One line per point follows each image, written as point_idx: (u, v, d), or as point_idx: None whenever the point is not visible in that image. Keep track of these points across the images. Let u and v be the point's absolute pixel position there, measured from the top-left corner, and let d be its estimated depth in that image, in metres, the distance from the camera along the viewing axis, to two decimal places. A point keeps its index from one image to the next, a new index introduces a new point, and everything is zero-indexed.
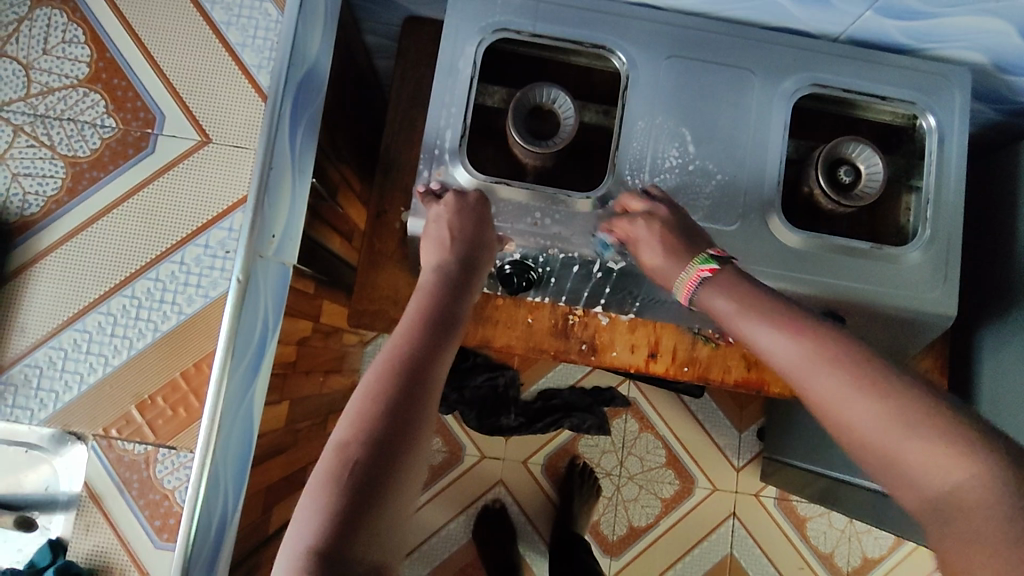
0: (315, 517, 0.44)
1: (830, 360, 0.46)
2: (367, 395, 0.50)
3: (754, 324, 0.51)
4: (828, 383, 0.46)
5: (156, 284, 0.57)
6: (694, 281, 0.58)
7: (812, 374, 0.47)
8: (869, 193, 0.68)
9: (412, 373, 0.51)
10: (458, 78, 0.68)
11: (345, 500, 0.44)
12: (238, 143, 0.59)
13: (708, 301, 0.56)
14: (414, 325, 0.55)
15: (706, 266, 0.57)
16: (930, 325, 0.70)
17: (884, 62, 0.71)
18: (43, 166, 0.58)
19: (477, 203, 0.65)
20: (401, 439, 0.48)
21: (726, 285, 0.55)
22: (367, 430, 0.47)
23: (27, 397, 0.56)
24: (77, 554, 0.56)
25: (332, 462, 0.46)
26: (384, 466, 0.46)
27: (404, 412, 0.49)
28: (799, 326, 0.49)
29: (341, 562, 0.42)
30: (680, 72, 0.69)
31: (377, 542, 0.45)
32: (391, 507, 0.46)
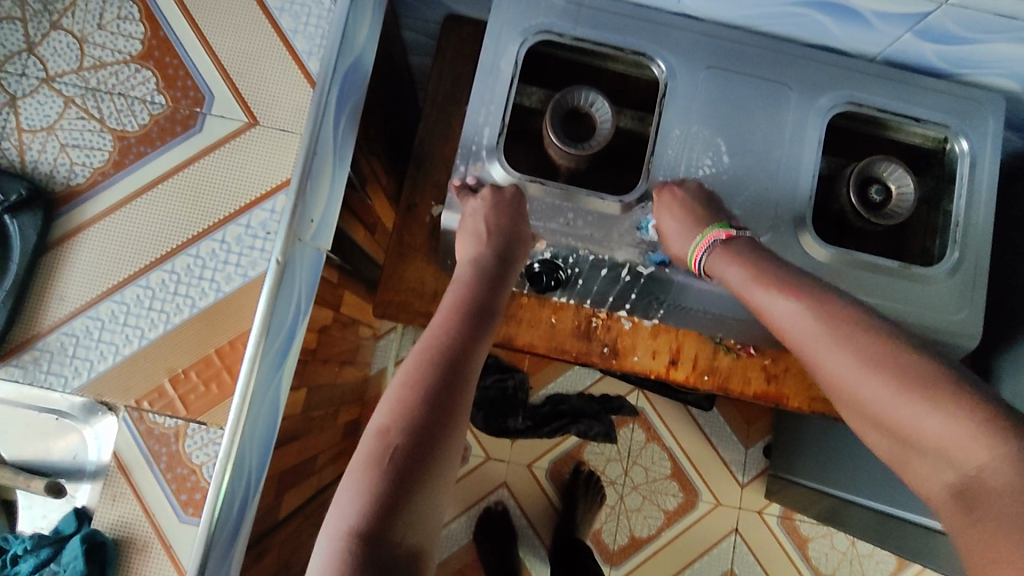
0: (358, 499, 0.45)
1: (842, 336, 0.52)
2: (407, 384, 0.51)
3: (763, 292, 0.57)
4: (841, 357, 0.52)
5: (195, 261, 0.58)
6: (706, 246, 0.63)
7: (825, 346, 0.53)
8: (900, 213, 0.68)
9: (449, 364, 0.53)
10: (499, 76, 0.69)
11: (388, 482, 0.46)
12: (285, 126, 0.60)
13: (721, 268, 0.62)
14: (450, 319, 0.57)
15: (723, 230, 0.63)
16: (953, 347, 0.70)
17: (920, 84, 0.72)
18: (92, 138, 0.59)
19: (515, 197, 0.66)
20: (441, 426, 0.49)
21: (737, 256, 0.61)
22: (408, 418, 0.49)
23: (62, 363, 0.56)
24: (102, 524, 0.56)
25: (374, 447, 0.48)
26: (424, 451, 0.48)
27: (444, 401, 0.51)
28: (808, 298, 0.55)
29: (385, 541, 0.44)
30: (719, 83, 0.70)
31: (417, 524, 0.46)
32: (431, 491, 0.47)
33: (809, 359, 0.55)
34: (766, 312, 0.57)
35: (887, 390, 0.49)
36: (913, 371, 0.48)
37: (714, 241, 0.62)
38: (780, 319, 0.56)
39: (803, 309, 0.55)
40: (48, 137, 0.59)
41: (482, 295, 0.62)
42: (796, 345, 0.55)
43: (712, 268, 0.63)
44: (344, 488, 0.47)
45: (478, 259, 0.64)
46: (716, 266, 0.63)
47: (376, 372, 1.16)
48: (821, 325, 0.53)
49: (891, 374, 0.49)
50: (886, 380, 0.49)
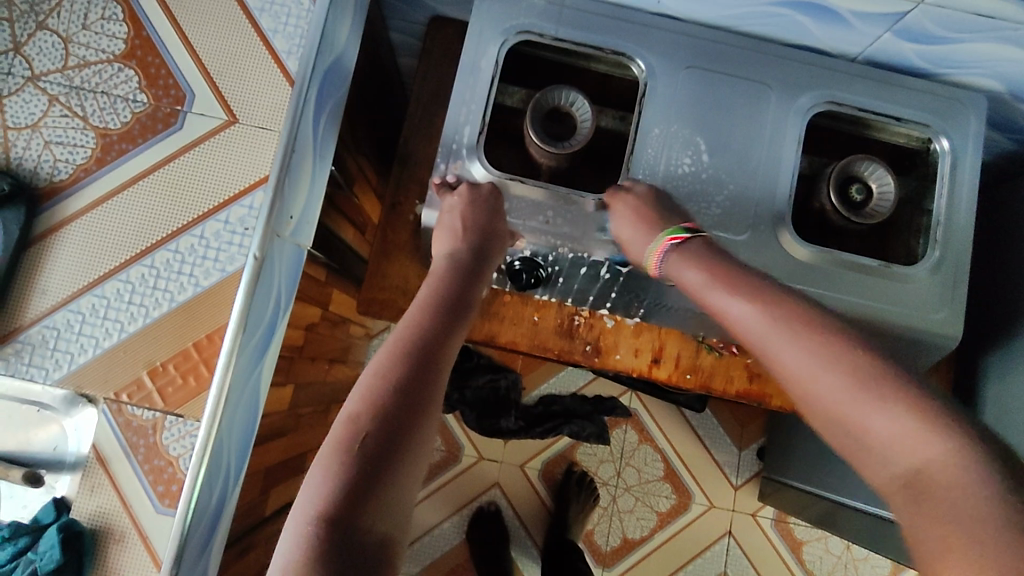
0: (325, 486, 0.46)
1: (796, 332, 0.53)
2: (379, 373, 0.52)
3: (721, 292, 0.58)
4: (795, 352, 0.52)
5: (174, 256, 0.59)
6: (662, 251, 0.62)
7: (778, 345, 0.53)
8: (880, 212, 0.69)
9: (422, 355, 0.54)
10: (480, 76, 0.70)
11: (356, 469, 0.46)
12: (264, 124, 0.61)
13: (679, 271, 0.62)
14: (425, 312, 0.58)
15: (677, 233, 0.62)
16: (935, 346, 0.70)
17: (900, 84, 0.72)
18: (75, 136, 0.60)
19: (489, 194, 0.67)
20: (411, 415, 0.50)
21: (695, 258, 0.61)
22: (378, 407, 0.49)
23: (43, 356, 0.57)
24: (81, 514, 0.57)
25: (343, 435, 0.48)
26: (394, 439, 0.48)
27: (415, 390, 0.51)
28: (763, 296, 0.56)
29: (352, 528, 0.44)
30: (698, 83, 0.70)
31: (386, 512, 0.46)
32: (400, 479, 0.48)
33: (765, 357, 0.55)
34: (724, 313, 0.58)
35: (840, 387, 0.49)
36: (864, 367, 0.49)
37: (669, 246, 0.62)
38: (737, 319, 0.57)
39: (757, 308, 0.55)
40: (32, 134, 0.60)
41: (458, 289, 0.62)
42: (753, 344, 0.56)
43: (670, 271, 0.63)
44: (313, 474, 0.47)
45: (454, 253, 0.65)
46: (674, 270, 0.63)
47: None
48: (775, 324, 0.54)
49: (843, 370, 0.49)
50: (840, 376, 0.49)
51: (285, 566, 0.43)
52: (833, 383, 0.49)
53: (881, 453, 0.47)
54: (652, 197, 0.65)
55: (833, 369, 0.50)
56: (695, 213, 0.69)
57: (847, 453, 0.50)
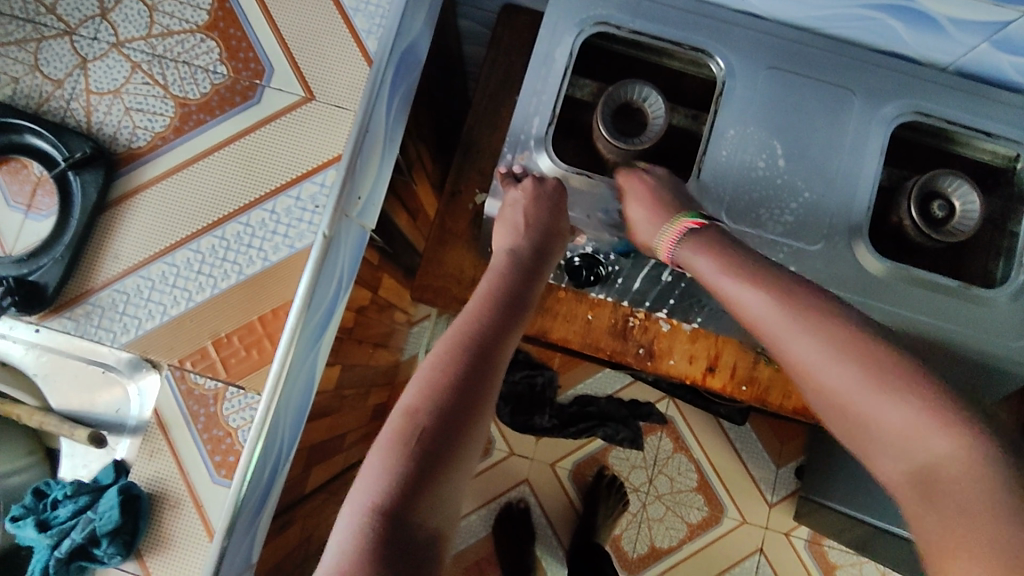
0: (382, 476, 0.45)
1: (810, 326, 0.51)
2: (437, 366, 0.51)
3: (732, 281, 0.56)
4: (809, 345, 0.51)
5: (245, 229, 0.59)
6: (677, 235, 0.60)
7: (790, 333, 0.52)
8: (962, 231, 0.65)
9: (480, 350, 0.53)
10: (553, 67, 0.68)
11: (413, 462, 0.46)
12: (341, 103, 0.61)
13: (690, 259, 0.60)
14: (483, 306, 0.57)
15: (691, 220, 0.60)
16: (1011, 374, 0.67)
17: (992, 98, 0.69)
18: (155, 104, 0.61)
19: (555, 190, 0.65)
20: (469, 410, 0.49)
21: (704, 245, 0.59)
22: (436, 400, 0.49)
23: (112, 319, 0.58)
24: (139, 478, 0.58)
25: (401, 427, 0.47)
26: (452, 434, 0.48)
27: (473, 385, 0.50)
28: (778, 287, 0.54)
29: (407, 521, 0.44)
30: (779, 85, 0.68)
31: (440, 507, 0.46)
32: (455, 475, 0.47)
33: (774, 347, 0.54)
34: (732, 303, 0.56)
35: (851, 381, 0.48)
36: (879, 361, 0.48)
37: (683, 232, 0.60)
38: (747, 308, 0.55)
39: (772, 299, 0.53)
40: (114, 99, 0.61)
41: (517, 284, 0.61)
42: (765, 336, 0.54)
43: (681, 257, 0.61)
44: (368, 463, 0.47)
45: (514, 249, 0.64)
46: (683, 253, 0.61)
47: (408, 359, 1.17)
48: (790, 317, 0.52)
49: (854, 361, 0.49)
50: (856, 367, 0.49)
51: (340, 555, 0.42)
52: (843, 374, 0.49)
53: (901, 441, 0.46)
54: (660, 181, 0.65)
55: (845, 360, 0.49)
56: (767, 219, 0.67)
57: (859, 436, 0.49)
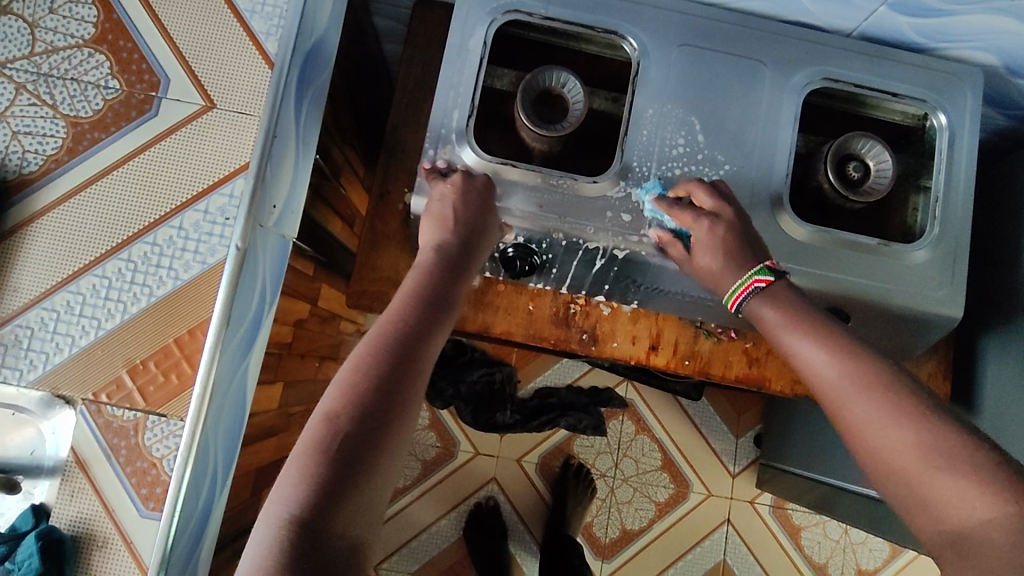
0: (299, 486, 0.44)
1: (861, 383, 0.50)
2: (358, 368, 0.49)
3: (798, 335, 0.55)
4: (863, 406, 0.50)
5: (153, 249, 0.56)
6: (747, 290, 0.60)
7: (845, 396, 0.51)
8: (878, 189, 0.67)
9: (403, 350, 0.51)
10: (467, 59, 0.68)
11: (330, 471, 0.44)
12: (244, 109, 0.59)
13: (757, 311, 0.59)
14: (407, 304, 0.55)
15: (761, 276, 0.59)
16: (935, 324, 0.69)
17: (895, 60, 0.71)
18: (44, 125, 0.57)
19: (484, 187, 0.65)
20: (390, 414, 0.48)
21: (778, 301, 0.58)
22: (356, 404, 0.47)
23: (17, 357, 0.55)
24: (61, 520, 0.56)
25: (320, 433, 0.46)
26: (372, 440, 0.46)
27: (395, 387, 0.49)
28: (834, 343, 0.53)
29: (324, 532, 0.42)
30: (691, 61, 0.68)
31: (360, 515, 0.45)
32: (377, 481, 0.46)
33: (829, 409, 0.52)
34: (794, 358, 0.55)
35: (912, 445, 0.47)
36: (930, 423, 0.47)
37: (753, 288, 0.59)
38: (809, 367, 0.54)
39: (830, 358, 0.53)
40: None
41: (443, 281, 0.59)
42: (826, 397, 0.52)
43: (749, 310, 0.61)
44: (285, 473, 0.45)
45: (441, 244, 0.62)
46: (755, 313, 0.60)
47: None
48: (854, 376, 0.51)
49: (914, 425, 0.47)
50: (907, 431, 0.47)
51: (253, 571, 0.41)
52: (907, 437, 0.47)
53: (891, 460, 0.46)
54: (740, 219, 0.62)
55: (903, 421, 0.48)
56: None
57: (889, 487, 0.48)
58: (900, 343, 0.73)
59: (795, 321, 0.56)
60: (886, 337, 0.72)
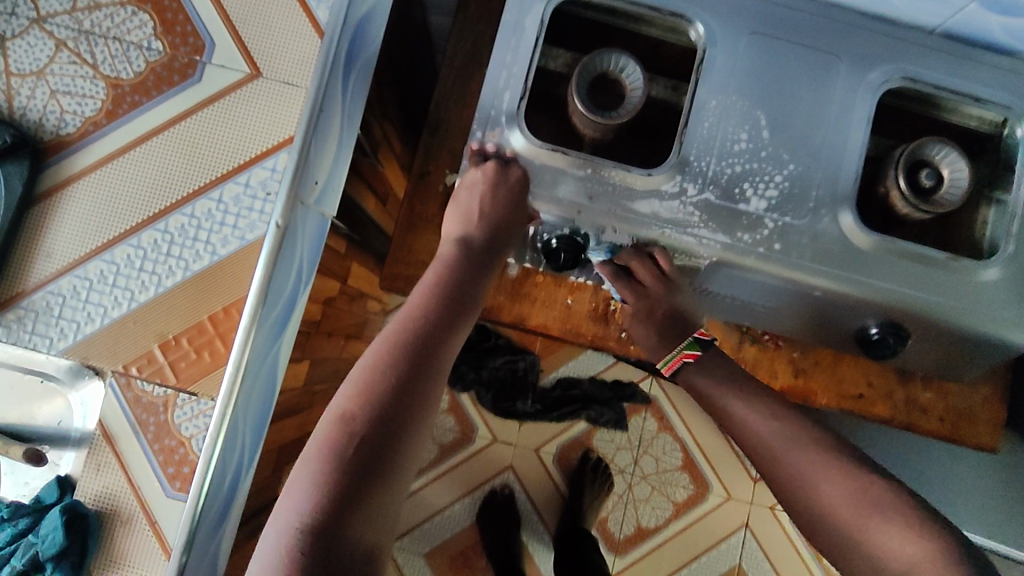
0: (313, 490, 0.42)
1: (803, 445, 0.58)
2: (373, 366, 0.47)
3: (735, 400, 0.63)
4: (802, 462, 0.57)
5: (190, 221, 0.55)
6: (678, 361, 0.69)
7: (785, 454, 0.58)
8: (950, 201, 0.63)
9: (422, 347, 0.49)
10: (523, 37, 0.64)
11: (346, 476, 0.43)
12: (290, 79, 0.56)
13: (692, 380, 0.68)
14: (426, 299, 0.53)
15: (690, 351, 0.68)
16: (1000, 347, 0.65)
17: (979, 61, 0.66)
18: (84, 85, 0.55)
19: (519, 181, 0.62)
20: (408, 414, 0.46)
21: (709, 371, 0.67)
22: (372, 404, 0.45)
23: (47, 324, 0.54)
24: (86, 495, 0.55)
25: (335, 434, 0.44)
26: (389, 441, 0.44)
27: (412, 387, 0.47)
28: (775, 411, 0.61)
29: (339, 540, 0.41)
30: (760, 52, 0.64)
31: (375, 521, 0.43)
32: (393, 485, 0.44)
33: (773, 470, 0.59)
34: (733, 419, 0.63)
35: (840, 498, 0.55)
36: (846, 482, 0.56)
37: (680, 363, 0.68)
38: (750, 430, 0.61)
39: (772, 423, 0.60)
40: (37, 82, 0.55)
41: (465, 276, 0.57)
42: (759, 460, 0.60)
43: (683, 378, 0.69)
44: (298, 476, 0.44)
45: (466, 236, 0.65)
46: (690, 383, 0.68)
47: None
48: (789, 436, 0.59)
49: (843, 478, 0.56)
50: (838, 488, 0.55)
51: None
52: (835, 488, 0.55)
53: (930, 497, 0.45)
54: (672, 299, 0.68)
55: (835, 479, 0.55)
56: (750, 193, 0.63)
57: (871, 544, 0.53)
58: (958, 364, 0.69)
59: (739, 392, 0.64)
60: (943, 358, 0.69)
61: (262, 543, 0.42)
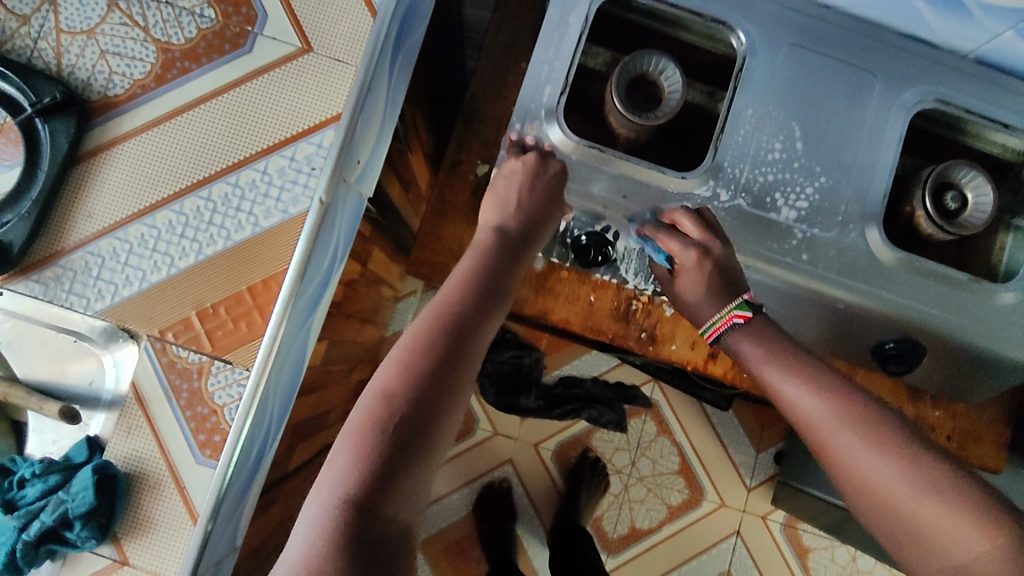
0: (351, 467, 0.42)
1: (852, 425, 0.50)
2: (413, 347, 0.47)
3: (778, 372, 0.55)
4: (851, 445, 0.49)
5: (234, 190, 0.56)
6: (725, 325, 0.59)
7: (832, 434, 0.50)
8: (974, 223, 0.64)
9: (461, 330, 0.49)
10: (567, 32, 0.65)
11: (385, 454, 0.43)
12: (341, 57, 0.57)
13: (738, 347, 0.59)
14: (463, 284, 0.53)
15: (740, 312, 0.58)
16: (1013, 371, 0.67)
17: (1010, 88, 0.67)
18: (135, 47, 0.57)
19: (557, 174, 0.63)
20: (446, 398, 0.46)
21: (759, 336, 0.58)
22: (412, 384, 0.45)
23: (85, 284, 0.56)
24: (116, 456, 0.56)
25: (375, 412, 0.44)
26: (427, 422, 0.45)
27: (450, 370, 0.47)
28: (818, 381, 0.53)
29: (376, 516, 0.41)
30: (798, 64, 0.65)
31: (410, 499, 0.43)
32: (429, 465, 0.45)
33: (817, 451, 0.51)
34: (777, 395, 0.55)
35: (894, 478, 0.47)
36: (889, 457, 0.48)
37: (731, 324, 0.59)
38: (791, 407, 0.53)
39: (816, 397, 0.52)
40: (88, 40, 0.57)
41: (501, 263, 0.57)
42: (809, 436, 0.52)
43: (728, 345, 0.60)
44: (337, 450, 0.44)
45: (502, 226, 0.60)
46: (733, 346, 0.59)
47: (392, 334, 1.11)
48: (838, 411, 0.51)
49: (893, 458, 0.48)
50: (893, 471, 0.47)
51: (305, 551, 0.40)
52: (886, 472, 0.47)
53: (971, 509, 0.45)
54: (727, 252, 0.60)
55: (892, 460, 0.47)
56: (780, 203, 0.65)
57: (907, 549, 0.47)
58: (970, 385, 0.70)
59: (779, 360, 0.55)
60: (955, 378, 0.70)
61: (299, 515, 0.43)
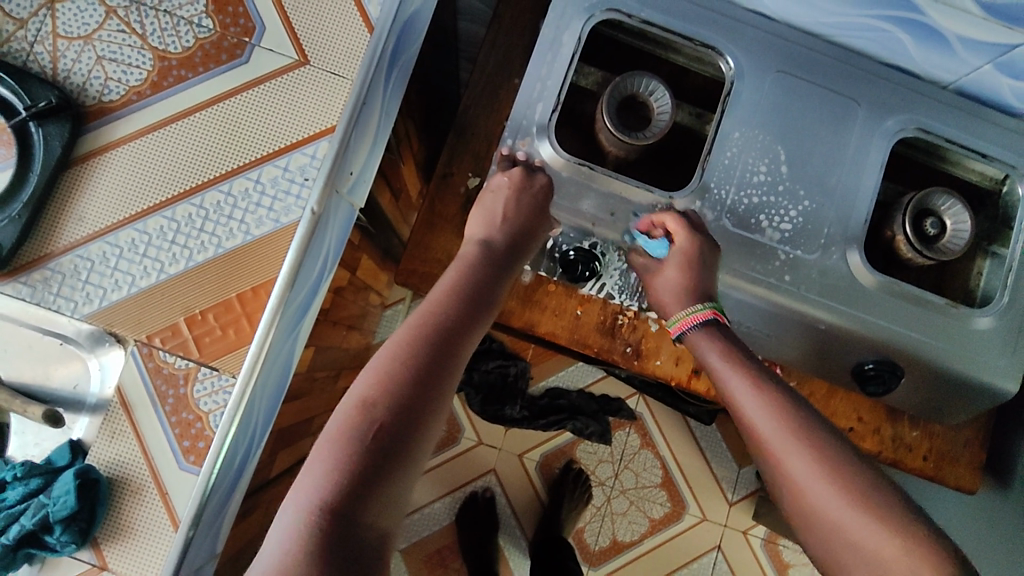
0: (329, 473, 0.43)
1: (798, 436, 0.51)
2: (395, 356, 0.48)
3: (740, 380, 0.55)
4: (800, 458, 0.50)
5: (226, 198, 0.57)
6: (703, 317, 0.60)
7: (787, 446, 0.51)
8: (952, 249, 0.66)
9: (443, 341, 0.50)
10: (560, 52, 0.66)
11: (364, 461, 0.43)
12: (337, 71, 0.58)
13: (699, 345, 0.59)
14: (447, 296, 0.54)
15: (716, 311, 0.61)
16: (987, 394, 0.69)
17: (987, 120, 0.69)
18: (131, 54, 0.58)
19: (543, 188, 0.64)
20: (426, 407, 0.47)
21: (722, 340, 0.59)
22: (393, 394, 0.46)
23: (73, 288, 0.56)
24: (98, 461, 0.56)
25: (355, 419, 0.45)
26: (407, 431, 0.45)
27: (431, 380, 0.48)
28: (770, 395, 0.54)
29: (353, 522, 0.42)
30: (784, 90, 0.67)
31: (388, 507, 0.44)
32: (406, 474, 0.45)
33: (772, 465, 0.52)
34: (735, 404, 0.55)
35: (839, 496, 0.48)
36: (863, 476, 0.49)
37: (708, 318, 0.60)
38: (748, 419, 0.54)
39: (770, 411, 0.53)
40: (84, 46, 0.57)
41: (485, 276, 0.57)
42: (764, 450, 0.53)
43: (693, 340, 0.60)
44: (316, 457, 0.44)
45: (489, 240, 0.61)
46: (699, 342, 0.60)
47: (378, 341, 1.11)
48: (787, 424, 0.52)
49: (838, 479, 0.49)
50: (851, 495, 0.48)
51: (280, 556, 0.40)
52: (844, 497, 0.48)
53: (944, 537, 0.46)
54: (705, 257, 0.62)
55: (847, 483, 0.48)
56: (765, 225, 0.66)
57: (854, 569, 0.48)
58: (946, 407, 0.72)
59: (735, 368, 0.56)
60: (932, 401, 0.71)
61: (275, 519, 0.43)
